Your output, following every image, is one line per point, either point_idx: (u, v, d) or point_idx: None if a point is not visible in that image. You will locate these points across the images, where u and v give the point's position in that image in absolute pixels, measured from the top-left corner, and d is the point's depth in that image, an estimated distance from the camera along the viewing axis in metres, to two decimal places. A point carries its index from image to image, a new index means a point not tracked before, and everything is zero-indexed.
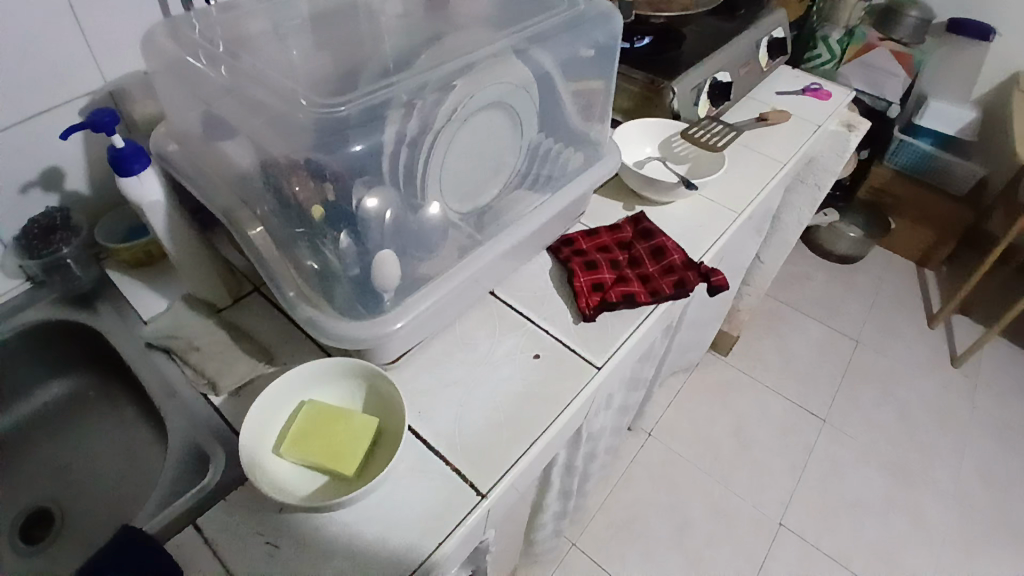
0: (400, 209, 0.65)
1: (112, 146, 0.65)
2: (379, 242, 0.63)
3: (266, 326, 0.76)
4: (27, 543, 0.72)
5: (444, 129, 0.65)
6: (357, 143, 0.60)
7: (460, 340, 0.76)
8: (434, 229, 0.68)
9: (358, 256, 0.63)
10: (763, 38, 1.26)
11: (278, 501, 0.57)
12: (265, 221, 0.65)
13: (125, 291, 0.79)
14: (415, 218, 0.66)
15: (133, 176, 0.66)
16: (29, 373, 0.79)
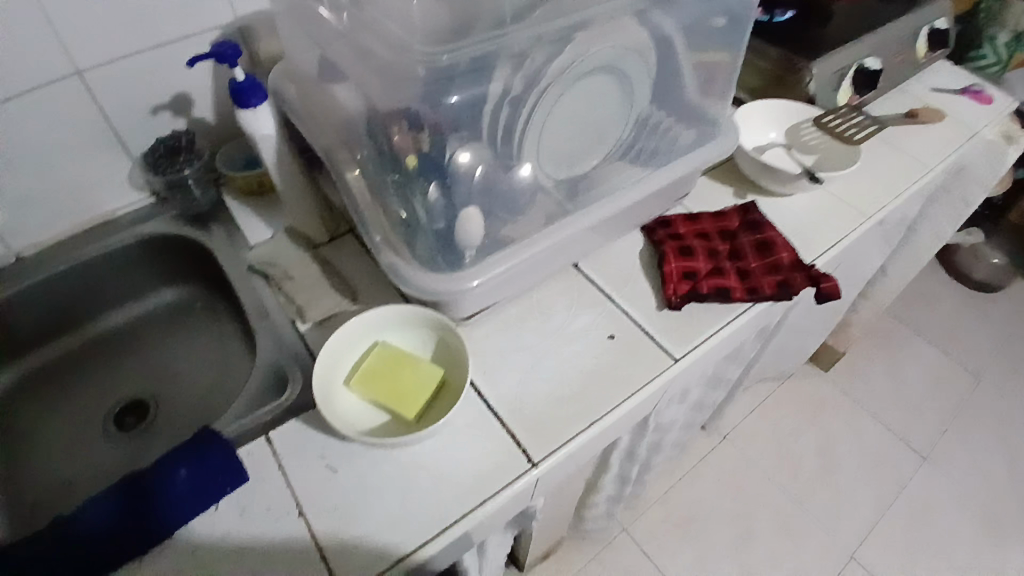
0: (491, 166, 0.63)
1: (234, 79, 0.68)
2: (467, 197, 0.62)
3: (354, 265, 0.78)
4: (123, 425, 0.80)
5: (546, 90, 0.62)
6: (455, 96, 0.60)
7: (535, 307, 0.74)
8: (523, 191, 0.66)
9: (444, 209, 0.62)
10: (923, 27, 1.10)
11: (341, 431, 0.60)
12: (362, 165, 0.66)
13: (236, 215, 0.84)
14: (505, 178, 0.64)
15: (251, 108, 0.69)
16: (147, 275, 0.88)
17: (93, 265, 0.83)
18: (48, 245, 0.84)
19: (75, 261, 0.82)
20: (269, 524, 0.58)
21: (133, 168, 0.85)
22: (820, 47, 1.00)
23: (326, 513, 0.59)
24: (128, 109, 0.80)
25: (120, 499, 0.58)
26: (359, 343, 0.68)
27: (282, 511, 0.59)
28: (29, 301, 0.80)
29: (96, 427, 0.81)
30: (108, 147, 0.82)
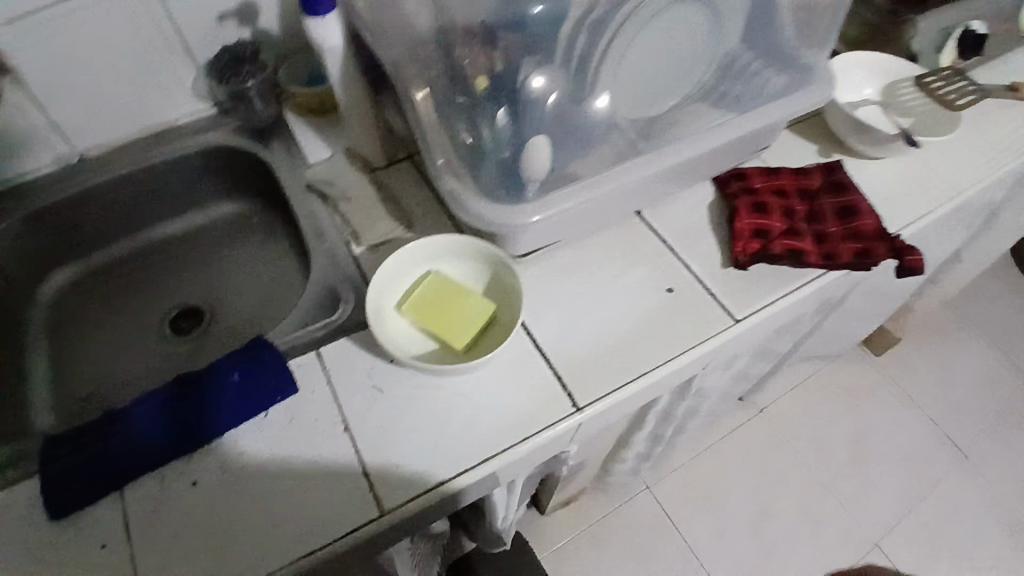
0: (565, 96, 0.62)
1: None
2: (537, 125, 0.61)
3: (410, 192, 0.76)
4: (179, 329, 0.83)
5: (629, 16, 0.61)
6: (537, 6, 0.63)
7: (593, 252, 0.71)
8: (597, 127, 0.64)
9: (511, 136, 0.60)
10: None
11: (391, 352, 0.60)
12: (432, 85, 0.61)
13: (297, 132, 0.83)
14: (579, 111, 0.63)
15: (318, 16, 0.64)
16: (205, 186, 0.88)
17: (154, 170, 0.84)
18: (112, 148, 0.84)
19: (136, 165, 0.83)
20: (315, 436, 0.59)
21: (199, 77, 0.84)
22: (921, 8, 0.94)
23: (369, 432, 0.59)
24: (196, 13, 0.78)
25: (175, 397, 0.60)
26: (412, 269, 0.67)
27: (329, 424, 0.60)
28: (90, 202, 0.82)
29: (154, 329, 0.83)
30: (176, 52, 0.81)
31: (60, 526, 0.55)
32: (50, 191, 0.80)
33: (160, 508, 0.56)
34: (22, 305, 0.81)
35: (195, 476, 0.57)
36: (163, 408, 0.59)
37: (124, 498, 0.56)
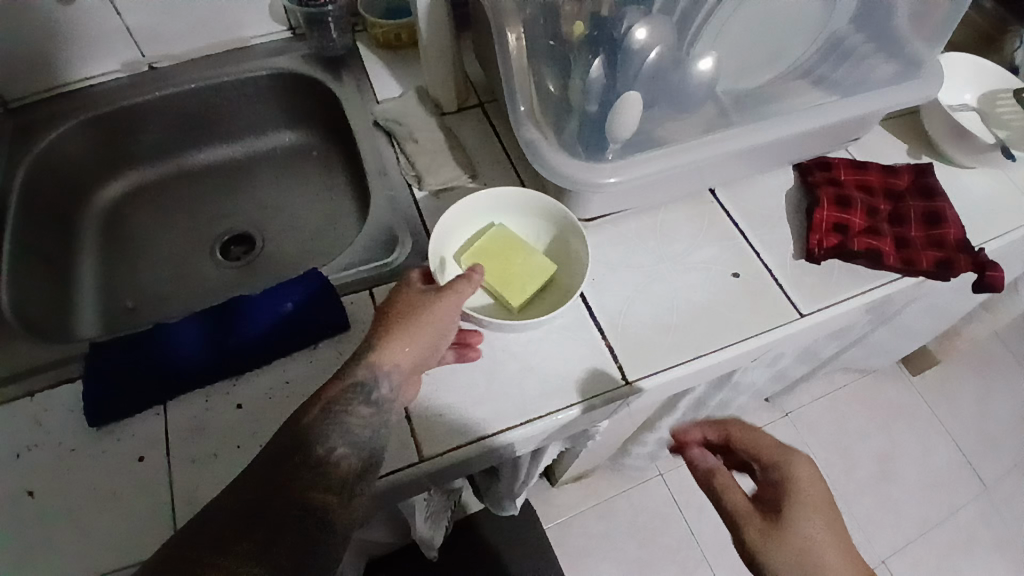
0: (667, 53, 0.62)
1: None
2: (629, 83, 0.61)
3: (477, 141, 0.74)
4: (228, 254, 0.82)
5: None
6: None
7: (658, 226, 0.68)
8: (692, 93, 0.62)
9: (602, 91, 0.60)
10: None
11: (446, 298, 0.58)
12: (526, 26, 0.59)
13: (369, 68, 0.81)
14: (678, 73, 0.62)
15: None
16: (266, 112, 0.87)
17: (218, 89, 0.83)
18: (178, 61, 0.83)
19: (200, 82, 0.82)
20: None
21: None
22: None
23: None
24: None
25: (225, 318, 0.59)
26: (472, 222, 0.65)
27: None
28: (151, 114, 0.82)
29: (203, 250, 0.83)
30: None
31: (103, 432, 0.55)
32: (114, 98, 0.80)
33: (201, 425, 0.55)
34: (75, 209, 0.81)
35: (239, 399, 0.57)
36: (211, 328, 0.58)
37: (167, 411, 0.56)
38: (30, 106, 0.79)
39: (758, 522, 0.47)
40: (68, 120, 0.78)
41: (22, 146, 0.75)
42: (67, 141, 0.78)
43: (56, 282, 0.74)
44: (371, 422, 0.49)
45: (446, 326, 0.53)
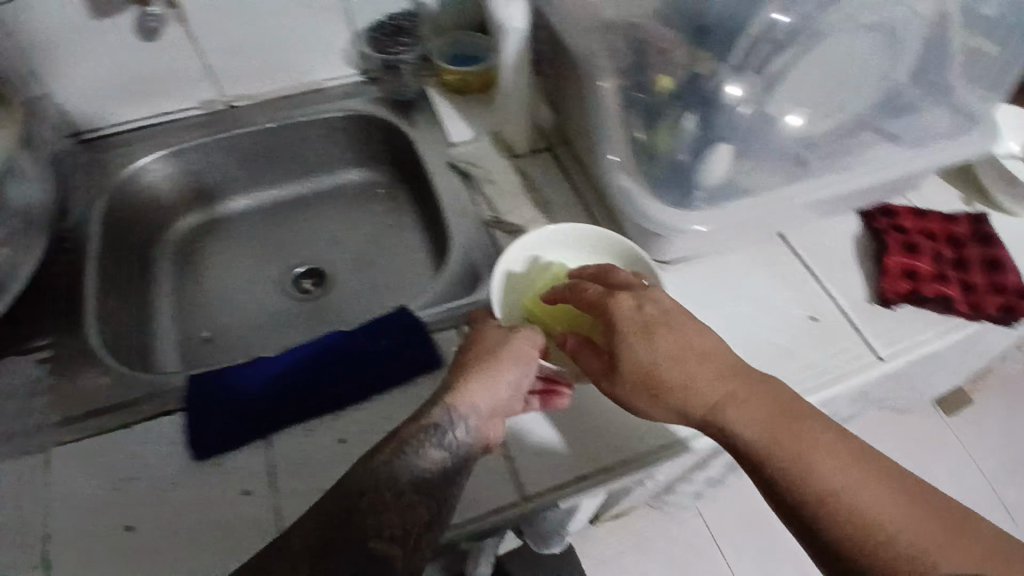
0: (761, 104, 0.59)
1: None
2: (722, 134, 0.58)
3: (551, 183, 0.76)
4: (299, 288, 0.84)
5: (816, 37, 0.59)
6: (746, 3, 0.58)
7: (733, 268, 0.70)
8: (779, 144, 0.62)
9: (694, 141, 0.58)
10: None
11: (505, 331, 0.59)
12: (618, 77, 0.62)
13: (440, 111, 0.84)
14: (769, 125, 0.60)
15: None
16: (336, 152, 0.90)
17: (295, 128, 0.86)
18: (256, 101, 0.86)
19: (277, 121, 0.84)
20: None
21: (353, 43, 0.85)
22: None
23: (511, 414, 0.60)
24: None
25: (326, 355, 0.62)
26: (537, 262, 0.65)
27: None
28: (228, 150, 0.85)
29: (274, 283, 0.84)
30: (334, 16, 0.81)
31: (204, 466, 0.56)
32: (192, 134, 0.83)
33: (306, 459, 0.56)
34: (152, 242, 0.83)
35: (340, 432, 0.58)
36: (312, 365, 0.61)
37: (271, 445, 0.57)
38: (112, 141, 0.82)
39: (603, 367, 0.54)
40: (150, 155, 0.80)
41: (106, 179, 0.78)
42: (149, 175, 0.81)
43: (135, 312, 0.75)
44: (443, 464, 0.51)
45: (524, 363, 0.54)
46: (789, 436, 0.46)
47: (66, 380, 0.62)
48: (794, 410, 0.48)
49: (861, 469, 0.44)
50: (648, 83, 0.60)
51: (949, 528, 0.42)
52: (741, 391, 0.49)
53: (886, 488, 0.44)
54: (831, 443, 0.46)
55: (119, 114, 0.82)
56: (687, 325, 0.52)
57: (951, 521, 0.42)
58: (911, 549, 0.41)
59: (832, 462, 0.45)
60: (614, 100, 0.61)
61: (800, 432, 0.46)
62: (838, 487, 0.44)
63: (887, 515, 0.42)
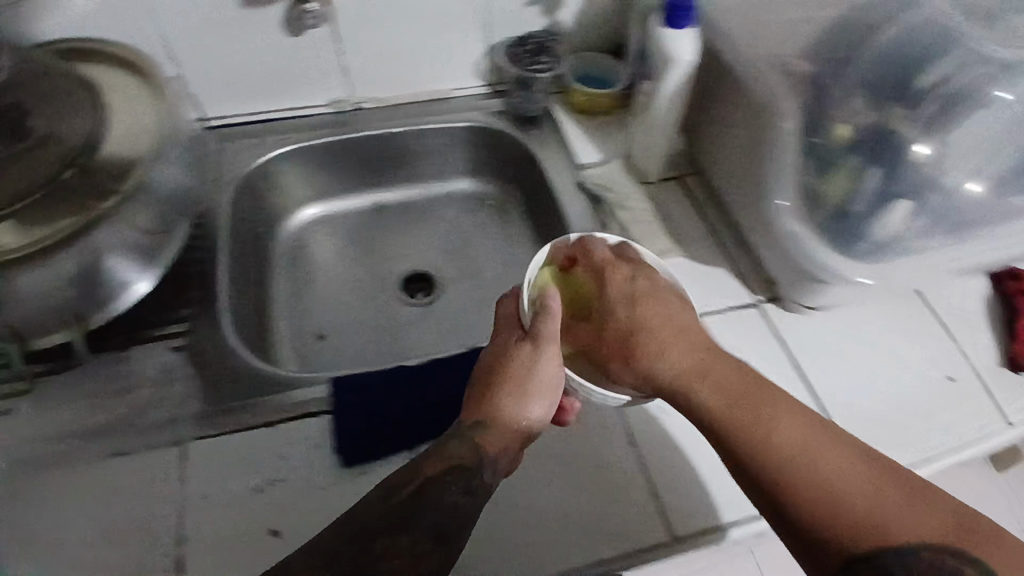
0: (952, 160, 0.58)
1: None
2: (911, 187, 0.58)
3: (682, 215, 0.76)
4: (409, 294, 0.83)
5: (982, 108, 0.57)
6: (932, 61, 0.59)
7: (866, 321, 0.71)
8: (961, 206, 0.59)
9: (878, 193, 0.59)
10: None
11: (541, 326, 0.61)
12: (795, 121, 0.61)
13: (566, 129, 0.84)
14: (953, 186, 0.58)
15: (678, 29, 0.63)
16: (451, 160, 0.90)
17: (418, 135, 0.85)
18: (383, 104, 0.86)
19: (405, 126, 0.84)
20: (603, 439, 0.61)
21: (484, 56, 0.84)
22: None
23: (657, 448, 0.60)
24: None
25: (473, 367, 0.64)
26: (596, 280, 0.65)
27: (615, 431, 0.61)
28: (351, 151, 0.84)
29: (383, 286, 0.83)
30: (474, 27, 0.81)
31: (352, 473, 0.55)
32: (319, 131, 0.83)
33: None
34: (267, 235, 0.83)
35: None
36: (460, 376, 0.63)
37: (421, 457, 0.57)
38: (239, 130, 0.82)
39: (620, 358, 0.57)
40: (277, 149, 0.80)
41: (235, 169, 0.77)
42: (274, 168, 0.81)
43: (255, 305, 0.75)
44: (466, 506, 0.49)
45: (534, 394, 0.54)
46: (747, 407, 0.47)
47: (202, 369, 0.61)
48: (755, 389, 0.49)
49: (824, 449, 0.44)
50: (824, 130, 0.61)
51: (905, 504, 0.41)
52: (711, 378, 0.51)
53: (852, 474, 0.43)
54: (799, 427, 0.45)
55: (248, 105, 0.82)
56: (665, 307, 0.58)
57: (912, 488, 0.42)
58: (857, 520, 0.41)
59: (786, 436, 0.45)
60: (790, 146, 0.62)
61: (762, 405, 0.47)
62: (796, 461, 0.44)
63: (843, 494, 0.42)
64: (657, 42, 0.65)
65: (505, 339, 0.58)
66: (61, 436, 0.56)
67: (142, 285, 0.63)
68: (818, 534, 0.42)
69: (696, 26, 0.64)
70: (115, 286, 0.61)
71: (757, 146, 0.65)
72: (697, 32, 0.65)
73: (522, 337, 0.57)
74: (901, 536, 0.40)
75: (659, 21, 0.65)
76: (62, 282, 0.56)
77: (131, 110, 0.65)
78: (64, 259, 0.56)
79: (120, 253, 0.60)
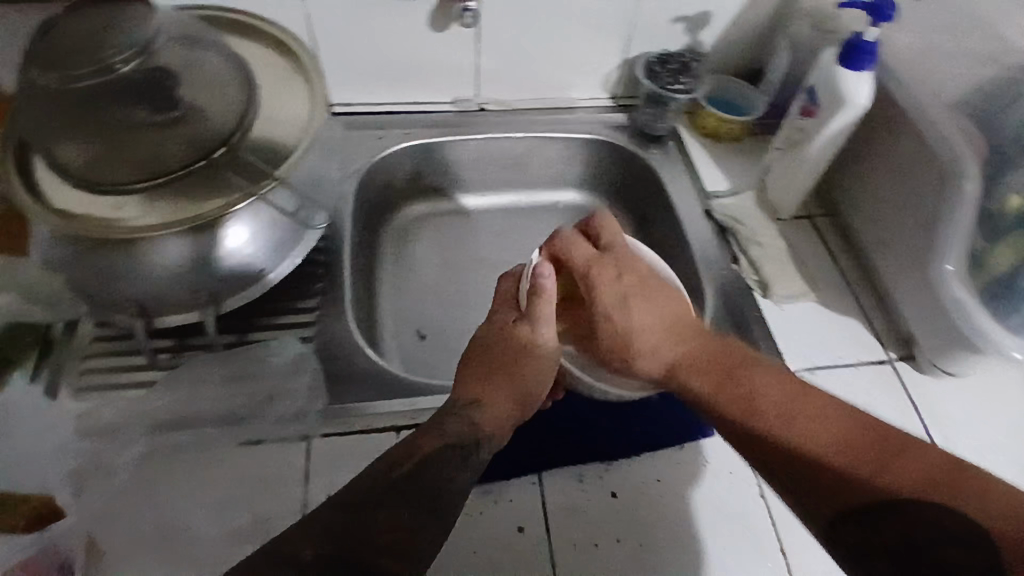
0: None
1: (863, 35, 0.62)
2: None
3: (814, 257, 0.73)
4: None
5: None
6: None
7: (1011, 391, 0.66)
8: None
9: None
10: None
11: None
12: (973, 183, 0.59)
13: (694, 154, 0.82)
14: None
15: (856, 72, 0.64)
16: (565, 171, 0.87)
17: (539, 143, 0.83)
18: (506, 107, 0.84)
19: (527, 133, 0.82)
20: (731, 488, 0.57)
21: (618, 69, 0.82)
22: None
23: (787, 503, 0.57)
24: (658, 11, 0.76)
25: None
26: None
27: (744, 481, 0.57)
28: (469, 152, 0.82)
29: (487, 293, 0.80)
30: (614, 40, 0.79)
31: (479, 491, 0.55)
32: (442, 129, 0.81)
33: (579, 507, 0.55)
34: (377, 228, 0.82)
35: (612, 486, 0.56)
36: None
37: (542, 483, 0.56)
38: (364, 119, 0.81)
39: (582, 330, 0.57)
40: (399, 143, 0.79)
41: (360, 159, 0.76)
42: (394, 162, 0.80)
43: (364, 298, 0.74)
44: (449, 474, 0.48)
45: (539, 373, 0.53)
46: (724, 370, 0.47)
47: (330, 365, 0.60)
48: (728, 364, 0.48)
49: (793, 405, 0.43)
50: (998, 197, 0.58)
51: (884, 447, 0.39)
52: (684, 347, 0.50)
53: (821, 419, 0.42)
54: (772, 390, 0.44)
55: (375, 96, 0.81)
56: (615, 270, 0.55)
57: (881, 446, 0.39)
58: (839, 469, 0.39)
59: (775, 398, 0.44)
60: (963, 210, 0.59)
61: (731, 374, 0.47)
62: (775, 420, 0.43)
63: (813, 444, 0.41)
64: (830, 82, 0.65)
65: (501, 321, 0.55)
66: (188, 421, 0.54)
67: (275, 274, 0.60)
68: (813, 491, 0.40)
69: (872, 69, 0.64)
70: (250, 272, 0.59)
71: (923, 204, 0.64)
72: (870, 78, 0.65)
73: (512, 313, 0.55)
74: (886, 490, 0.37)
75: (835, 61, 0.65)
76: (202, 264, 0.56)
77: (281, 95, 0.66)
78: (207, 240, 0.55)
79: (259, 241, 0.59)
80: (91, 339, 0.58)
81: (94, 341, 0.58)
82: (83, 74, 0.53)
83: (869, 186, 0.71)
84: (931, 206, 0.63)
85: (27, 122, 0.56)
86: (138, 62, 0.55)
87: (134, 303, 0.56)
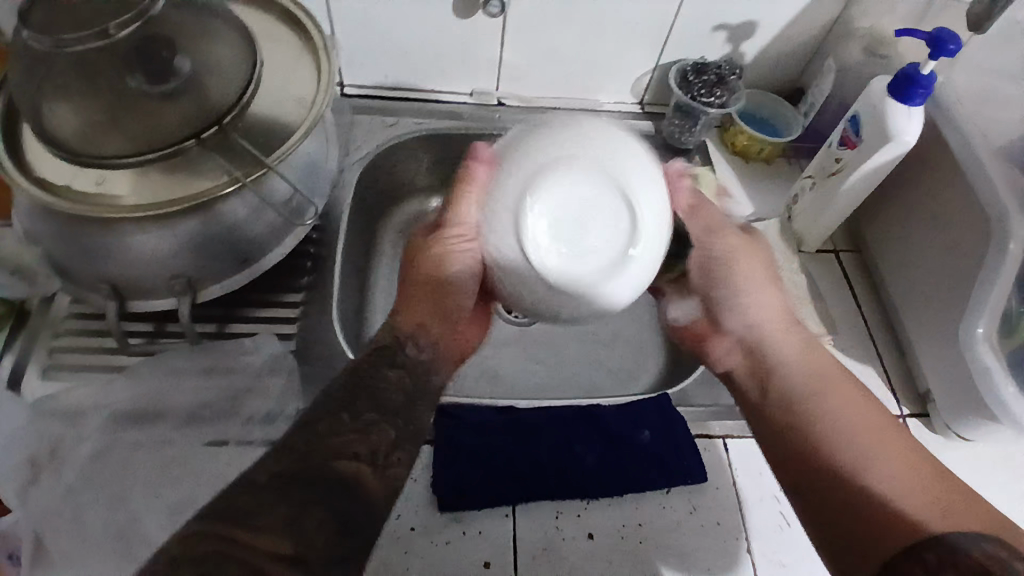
0: None
1: (917, 69, 0.57)
2: None
3: (835, 295, 0.68)
4: None
5: None
6: None
7: None
8: None
9: None
10: None
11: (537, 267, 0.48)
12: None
13: (719, 171, 0.77)
14: None
15: (906, 107, 0.58)
16: None
17: None
18: (526, 104, 0.79)
19: None
20: (714, 542, 0.53)
21: (650, 74, 0.77)
22: None
23: (774, 566, 0.52)
24: (700, 17, 0.70)
25: (584, 428, 0.58)
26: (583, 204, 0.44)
27: (730, 535, 0.53)
28: None
29: None
30: (649, 43, 0.73)
31: (447, 518, 0.52)
32: (456, 121, 0.77)
33: (551, 547, 0.51)
34: (380, 218, 0.78)
35: (587, 526, 0.53)
36: (570, 433, 0.57)
37: (515, 515, 0.53)
38: (376, 103, 0.77)
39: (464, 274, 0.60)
40: (409, 133, 0.75)
41: (366, 146, 0.73)
42: (403, 151, 0.76)
43: (356, 292, 0.70)
44: (403, 388, 0.47)
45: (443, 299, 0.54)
46: (816, 386, 0.49)
47: (309, 366, 0.57)
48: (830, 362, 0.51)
49: (864, 419, 0.46)
50: None
51: (980, 515, 0.39)
52: (790, 352, 0.52)
53: (886, 441, 0.44)
54: (847, 402, 0.47)
55: (390, 80, 0.76)
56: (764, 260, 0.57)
57: (939, 479, 0.41)
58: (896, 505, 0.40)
59: (850, 423, 0.45)
60: (1006, 270, 0.54)
61: (819, 380, 0.49)
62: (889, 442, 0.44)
63: (892, 484, 0.41)
64: (875, 113, 0.59)
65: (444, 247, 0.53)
66: (154, 413, 0.52)
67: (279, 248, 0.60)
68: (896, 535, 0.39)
69: (922, 106, 0.59)
70: (233, 260, 0.57)
71: (964, 255, 0.59)
72: (921, 115, 0.59)
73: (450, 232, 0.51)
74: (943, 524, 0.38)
75: (884, 91, 0.60)
76: (182, 248, 0.53)
77: (286, 71, 0.61)
78: (190, 224, 0.52)
79: (246, 227, 0.56)
80: (66, 315, 0.58)
81: (68, 318, 0.58)
82: (79, 39, 0.50)
83: (904, 227, 0.66)
84: (973, 259, 0.58)
85: (13, 81, 0.53)
86: (138, 26, 0.52)
87: (108, 285, 0.53)
